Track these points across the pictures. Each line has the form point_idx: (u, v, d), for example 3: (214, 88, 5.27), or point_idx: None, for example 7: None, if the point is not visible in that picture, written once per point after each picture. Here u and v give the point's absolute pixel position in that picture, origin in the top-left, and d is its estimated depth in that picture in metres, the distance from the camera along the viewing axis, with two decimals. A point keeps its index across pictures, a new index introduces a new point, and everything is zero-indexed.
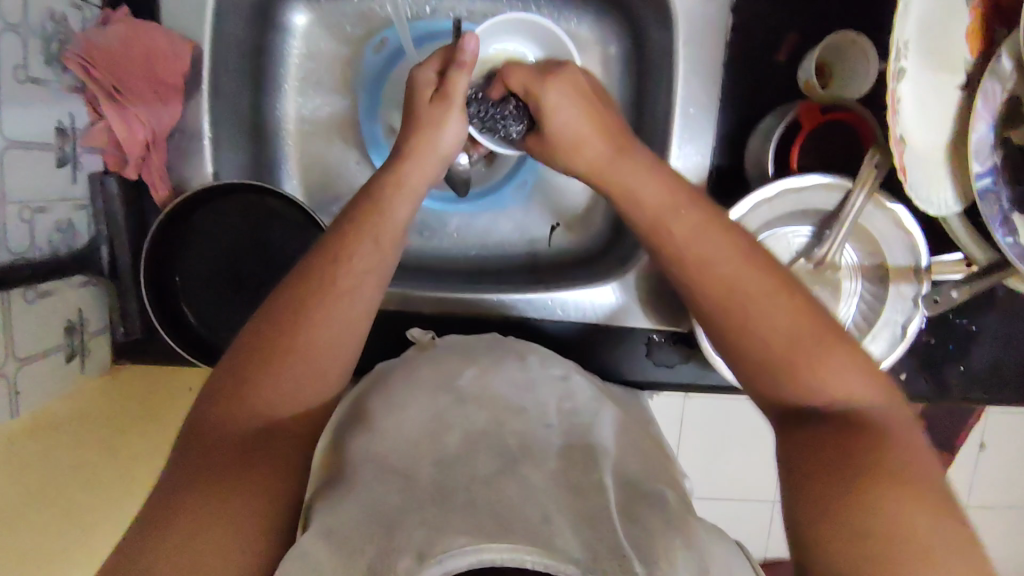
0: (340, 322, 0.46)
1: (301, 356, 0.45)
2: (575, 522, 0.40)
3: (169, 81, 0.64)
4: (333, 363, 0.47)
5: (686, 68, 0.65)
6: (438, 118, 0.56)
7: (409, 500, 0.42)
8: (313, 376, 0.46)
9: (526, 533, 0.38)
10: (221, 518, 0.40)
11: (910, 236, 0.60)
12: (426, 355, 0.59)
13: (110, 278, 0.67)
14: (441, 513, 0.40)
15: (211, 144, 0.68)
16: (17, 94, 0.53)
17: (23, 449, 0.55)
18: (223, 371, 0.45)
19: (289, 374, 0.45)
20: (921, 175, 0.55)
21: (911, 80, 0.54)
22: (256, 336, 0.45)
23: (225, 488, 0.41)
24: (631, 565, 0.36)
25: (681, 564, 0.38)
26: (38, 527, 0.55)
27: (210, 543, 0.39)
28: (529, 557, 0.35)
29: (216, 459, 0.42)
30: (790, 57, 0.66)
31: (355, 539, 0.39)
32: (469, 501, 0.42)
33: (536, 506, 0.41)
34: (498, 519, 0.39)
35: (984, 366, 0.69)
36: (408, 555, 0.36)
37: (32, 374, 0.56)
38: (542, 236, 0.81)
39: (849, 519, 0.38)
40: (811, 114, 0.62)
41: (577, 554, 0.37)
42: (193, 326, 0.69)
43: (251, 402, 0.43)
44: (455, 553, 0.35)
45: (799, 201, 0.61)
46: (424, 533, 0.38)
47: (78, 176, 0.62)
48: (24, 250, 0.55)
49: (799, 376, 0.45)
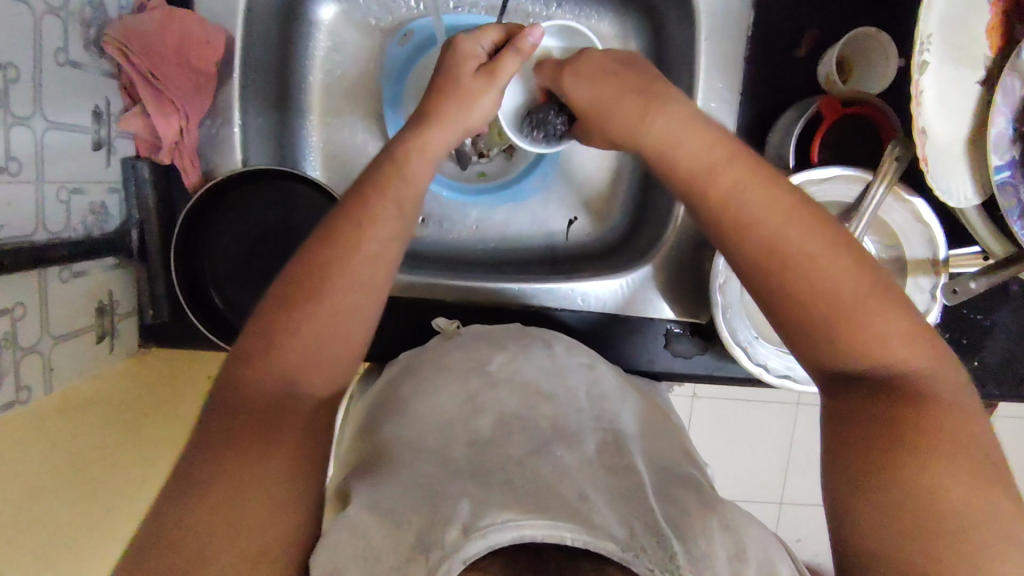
0: (360, 295, 0.47)
1: (318, 326, 0.45)
2: (610, 501, 0.41)
3: (205, 70, 0.65)
4: (351, 331, 0.47)
5: (707, 63, 0.67)
6: (467, 100, 0.57)
7: (447, 481, 0.43)
8: (333, 345, 0.46)
9: (561, 509, 0.39)
10: (253, 488, 0.40)
11: (929, 229, 0.61)
12: (450, 342, 0.62)
13: (140, 260, 0.68)
14: (477, 492, 0.41)
15: (240, 132, 0.69)
16: (59, 80, 0.54)
17: (53, 426, 0.56)
18: (242, 344, 0.45)
19: (306, 345, 0.45)
20: (940, 167, 0.56)
21: (932, 72, 0.55)
22: (269, 311, 0.46)
23: (255, 460, 0.41)
24: (668, 541, 0.38)
25: (718, 543, 0.40)
26: (63, 501, 0.57)
27: (247, 515, 0.39)
28: (568, 533, 0.37)
29: (239, 432, 0.42)
30: (809, 53, 0.67)
31: (400, 513, 0.41)
32: (503, 479, 0.43)
33: (572, 484, 0.42)
34: (535, 497, 0.40)
35: (998, 361, 0.70)
36: (453, 529, 0.38)
37: (67, 350, 0.58)
38: (559, 231, 0.82)
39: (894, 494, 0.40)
40: (832, 108, 0.63)
41: (613, 528, 0.38)
42: (222, 311, 0.70)
43: (272, 376, 0.44)
44: (497, 527, 0.37)
45: (820, 192, 0.62)
46: (464, 510, 0.39)
47: (113, 160, 0.63)
48: (62, 230, 0.57)
49: (853, 346, 0.45)
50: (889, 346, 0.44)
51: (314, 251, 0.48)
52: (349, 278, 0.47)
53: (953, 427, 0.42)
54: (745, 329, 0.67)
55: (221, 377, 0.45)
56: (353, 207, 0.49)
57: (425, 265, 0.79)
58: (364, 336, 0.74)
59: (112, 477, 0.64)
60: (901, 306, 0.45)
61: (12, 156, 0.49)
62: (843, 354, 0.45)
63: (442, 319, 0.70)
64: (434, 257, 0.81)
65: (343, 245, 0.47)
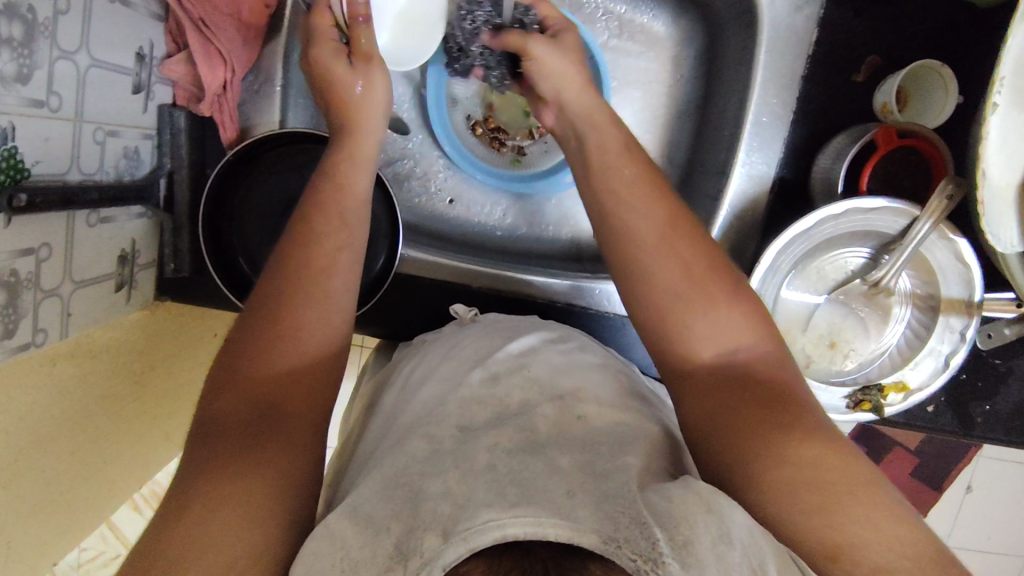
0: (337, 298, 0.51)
1: (297, 348, 0.48)
2: (599, 500, 0.39)
3: (252, 22, 0.63)
4: (328, 337, 0.50)
5: (763, 76, 0.66)
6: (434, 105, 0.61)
7: (427, 476, 0.43)
8: (313, 344, 0.49)
9: (543, 503, 0.38)
10: (244, 482, 0.42)
11: (969, 270, 0.61)
12: (453, 341, 0.62)
13: (165, 212, 0.65)
14: (458, 490, 0.40)
15: (281, 92, 0.66)
16: (107, 16, 0.53)
17: (62, 368, 0.55)
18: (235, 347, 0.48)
19: (299, 347, 0.48)
20: (994, 210, 0.56)
21: (1003, 116, 0.53)
22: (250, 330, 0.48)
23: (232, 471, 0.42)
24: (652, 531, 0.36)
25: (703, 528, 0.38)
26: (49, 456, 0.56)
27: (241, 495, 0.41)
28: (552, 530, 0.35)
29: (234, 427, 0.44)
30: (869, 78, 0.66)
31: (377, 520, 0.40)
32: (486, 467, 0.42)
33: (559, 482, 0.40)
34: (518, 491, 0.39)
35: (1010, 409, 0.71)
36: (434, 534, 0.36)
37: (85, 295, 0.56)
38: (587, 228, 0.82)
39: (784, 491, 0.43)
40: (888, 137, 0.62)
41: (594, 523, 0.36)
42: (245, 274, 0.67)
43: (262, 368, 0.47)
44: (478, 529, 0.35)
45: (865, 222, 0.61)
46: (444, 513, 0.38)
47: (150, 105, 0.61)
48: (93, 172, 0.54)
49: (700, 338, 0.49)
50: (727, 332, 0.49)
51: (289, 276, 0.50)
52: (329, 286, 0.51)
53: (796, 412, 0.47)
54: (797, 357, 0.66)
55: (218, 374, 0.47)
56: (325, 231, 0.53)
57: (455, 248, 0.78)
58: (381, 313, 0.73)
59: (100, 419, 0.63)
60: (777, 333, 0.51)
61: (54, 90, 0.48)
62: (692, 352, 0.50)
63: (460, 305, 0.70)
64: (458, 239, 0.80)
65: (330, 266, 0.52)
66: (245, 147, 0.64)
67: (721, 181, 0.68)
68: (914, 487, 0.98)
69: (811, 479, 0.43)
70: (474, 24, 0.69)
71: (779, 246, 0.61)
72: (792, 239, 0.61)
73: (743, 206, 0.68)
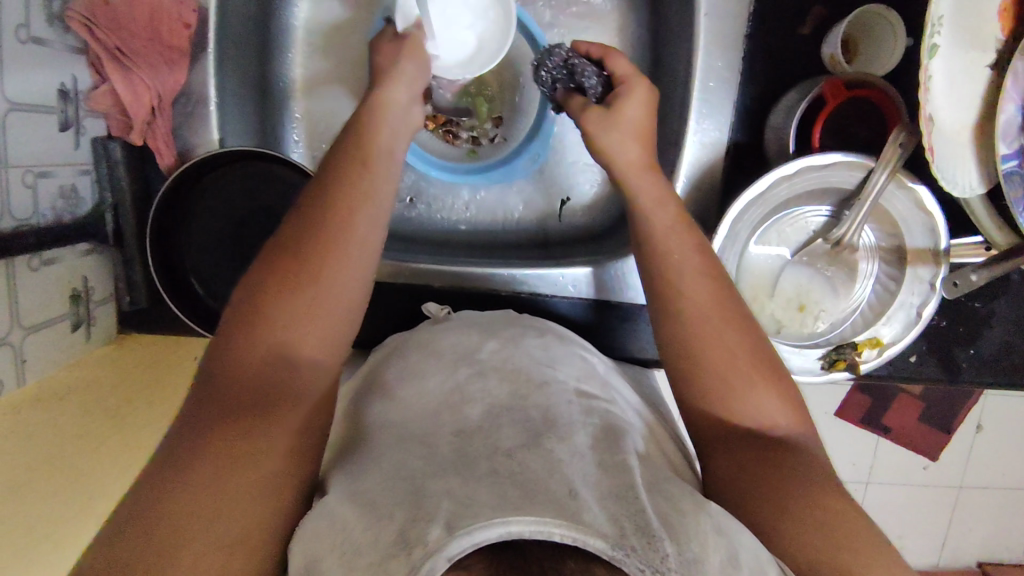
0: (352, 270, 0.48)
1: (308, 325, 0.46)
2: (601, 499, 0.39)
3: (173, 43, 0.62)
4: (344, 311, 0.48)
5: (706, 39, 0.63)
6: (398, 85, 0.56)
7: (431, 473, 0.41)
8: (327, 322, 0.47)
9: (550, 504, 0.37)
10: (235, 479, 0.42)
11: (931, 219, 0.59)
12: (436, 330, 0.61)
13: (115, 245, 0.65)
14: (462, 488, 0.39)
15: (217, 110, 0.65)
16: (21, 58, 0.52)
17: (27, 418, 0.55)
18: (240, 319, 0.46)
19: (310, 324, 0.46)
20: (947, 156, 0.54)
21: (943, 57, 0.52)
22: (262, 298, 0.46)
23: (235, 452, 0.43)
24: (659, 543, 0.35)
25: (713, 548, 0.37)
26: (33, 507, 0.54)
27: (232, 492, 0.42)
28: (557, 530, 0.35)
29: (229, 418, 0.44)
30: (815, 30, 0.64)
31: (382, 505, 0.39)
32: (489, 473, 0.41)
33: (563, 479, 0.40)
34: (524, 493, 0.38)
35: (995, 350, 0.69)
36: (437, 526, 0.35)
37: (39, 341, 0.56)
38: (552, 211, 0.80)
39: (818, 535, 0.43)
40: (836, 91, 0.60)
41: (602, 527, 0.35)
42: (199, 296, 0.68)
43: (269, 347, 0.45)
44: (483, 525, 0.35)
45: (821, 179, 0.60)
46: (448, 507, 0.37)
47: (82, 141, 0.60)
48: (28, 217, 0.55)
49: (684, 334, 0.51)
50: (696, 314, 0.51)
51: (310, 236, 0.48)
52: (350, 253, 0.48)
53: (804, 458, 0.48)
54: (768, 323, 0.64)
55: (222, 351, 0.46)
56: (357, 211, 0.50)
57: (416, 249, 0.77)
58: None
59: (98, 465, 0.60)
60: (754, 332, 0.52)
61: None
62: (707, 394, 0.50)
63: (431, 304, 0.69)
64: (423, 237, 0.80)
65: (349, 224, 0.49)
66: (182, 172, 0.63)
67: (674, 152, 0.67)
68: (921, 433, 0.90)
69: (840, 519, 0.44)
70: (552, 88, 0.63)
71: (736, 212, 0.60)
72: (748, 204, 0.60)
73: (701, 174, 0.66)
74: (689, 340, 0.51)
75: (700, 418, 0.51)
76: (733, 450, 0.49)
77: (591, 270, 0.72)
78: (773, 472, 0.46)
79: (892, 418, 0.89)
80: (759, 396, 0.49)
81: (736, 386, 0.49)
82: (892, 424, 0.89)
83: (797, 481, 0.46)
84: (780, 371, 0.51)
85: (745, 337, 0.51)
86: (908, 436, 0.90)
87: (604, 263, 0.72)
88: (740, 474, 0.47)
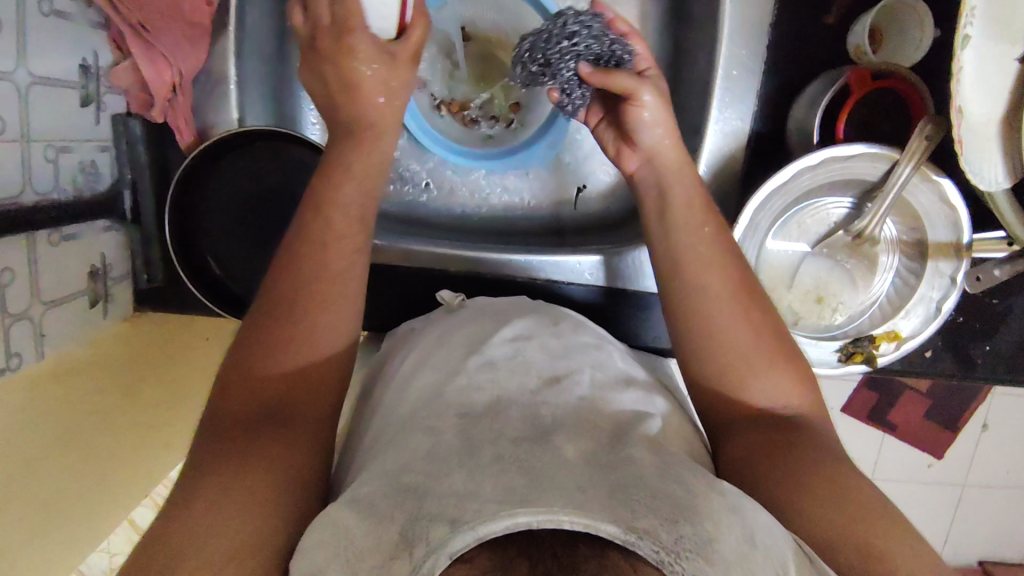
0: (337, 306, 0.51)
1: (296, 358, 0.48)
2: (621, 479, 0.39)
3: (196, 21, 0.62)
4: (330, 346, 0.50)
5: (731, 27, 0.63)
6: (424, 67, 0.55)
7: (443, 458, 0.41)
8: (312, 355, 0.49)
9: (558, 494, 0.36)
10: (232, 492, 0.41)
11: (955, 213, 0.59)
12: (449, 322, 0.61)
13: (133, 224, 0.65)
14: (470, 476, 0.39)
15: (236, 88, 0.66)
16: (44, 31, 0.51)
17: (47, 390, 0.55)
18: (235, 366, 0.48)
19: (297, 357, 0.48)
20: (975, 149, 0.53)
21: (973, 49, 0.52)
22: (249, 345, 0.49)
23: (234, 468, 0.42)
24: (675, 524, 0.35)
25: (727, 527, 0.37)
26: (53, 485, 0.53)
27: (230, 504, 0.40)
28: (566, 517, 0.34)
29: (226, 442, 0.44)
30: (841, 18, 0.64)
31: (381, 507, 0.38)
32: (495, 460, 0.41)
33: (572, 474, 0.39)
34: (528, 479, 0.38)
35: (1011, 346, 0.69)
36: (441, 523, 0.35)
37: (59, 315, 0.56)
38: (569, 198, 0.80)
39: (835, 516, 0.42)
40: (860, 81, 0.60)
41: (613, 511, 0.35)
42: (218, 276, 0.68)
43: (260, 385, 0.47)
44: (490, 517, 0.34)
45: (844, 170, 0.59)
46: (451, 504, 0.36)
47: (103, 116, 0.60)
48: (48, 191, 0.54)
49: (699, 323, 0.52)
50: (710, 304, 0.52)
51: (295, 278, 0.51)
52: (333, 286, 0.51)
53: (827, 448, 0.47)
54: (785, 314, 0.64)
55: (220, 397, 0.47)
56: (343, 249, 0.52)
57: (427, 237, 0.77)
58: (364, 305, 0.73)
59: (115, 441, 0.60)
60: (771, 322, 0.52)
61: None
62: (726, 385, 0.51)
63: (445, 291, 0.68)
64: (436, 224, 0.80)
65: (334, 251, 0.52)
66: (201, 150, 0.62)
67: (696, 141, 0.66)
68: (925, 429, 0.89)
69: (862, 503, 0.43)
70: None
71: (757, 203, 0.59)
72: (771, 195, 0.59)
73: (721, 164, 0.66)
74: (705, 323, 0.51)
75: (717, 407, 0.51)
76: (752, 433, 0.48)
77: (602, 258, 0.72)
78: (788, 457, 0.46)
79: (898, 414, 0.89)
80: (774, 387, 0.50)
81: (759, 373, 0.50)
82: (897, 420, 0.89)
83: (814, 466, 0.45)
84: (794, 351, 0.51)
85: (753, 325, 0.51)
86: (913, 433, 0.90)
87: (617, 251, 0.72)
88: (756, 461, 0.47)
